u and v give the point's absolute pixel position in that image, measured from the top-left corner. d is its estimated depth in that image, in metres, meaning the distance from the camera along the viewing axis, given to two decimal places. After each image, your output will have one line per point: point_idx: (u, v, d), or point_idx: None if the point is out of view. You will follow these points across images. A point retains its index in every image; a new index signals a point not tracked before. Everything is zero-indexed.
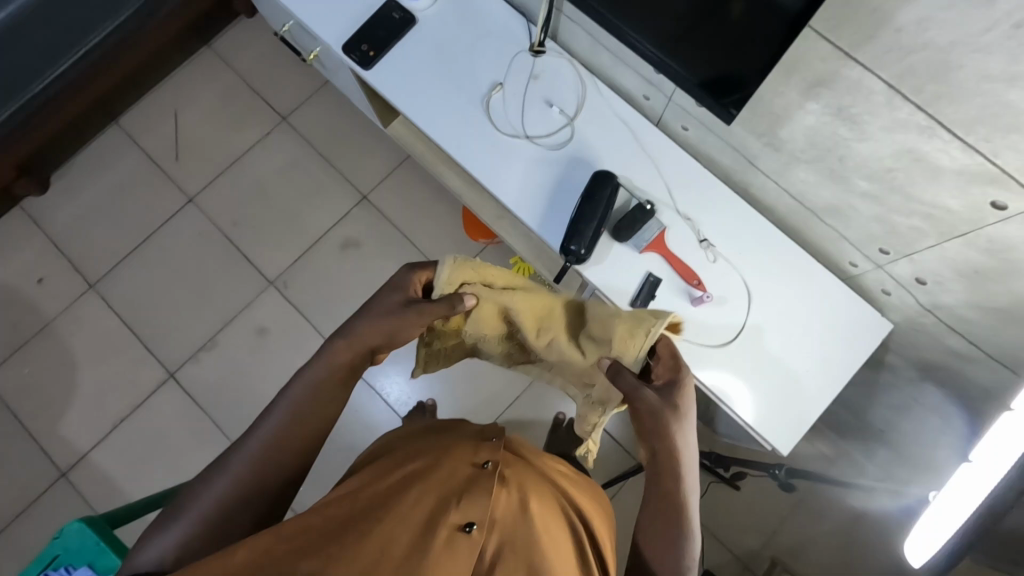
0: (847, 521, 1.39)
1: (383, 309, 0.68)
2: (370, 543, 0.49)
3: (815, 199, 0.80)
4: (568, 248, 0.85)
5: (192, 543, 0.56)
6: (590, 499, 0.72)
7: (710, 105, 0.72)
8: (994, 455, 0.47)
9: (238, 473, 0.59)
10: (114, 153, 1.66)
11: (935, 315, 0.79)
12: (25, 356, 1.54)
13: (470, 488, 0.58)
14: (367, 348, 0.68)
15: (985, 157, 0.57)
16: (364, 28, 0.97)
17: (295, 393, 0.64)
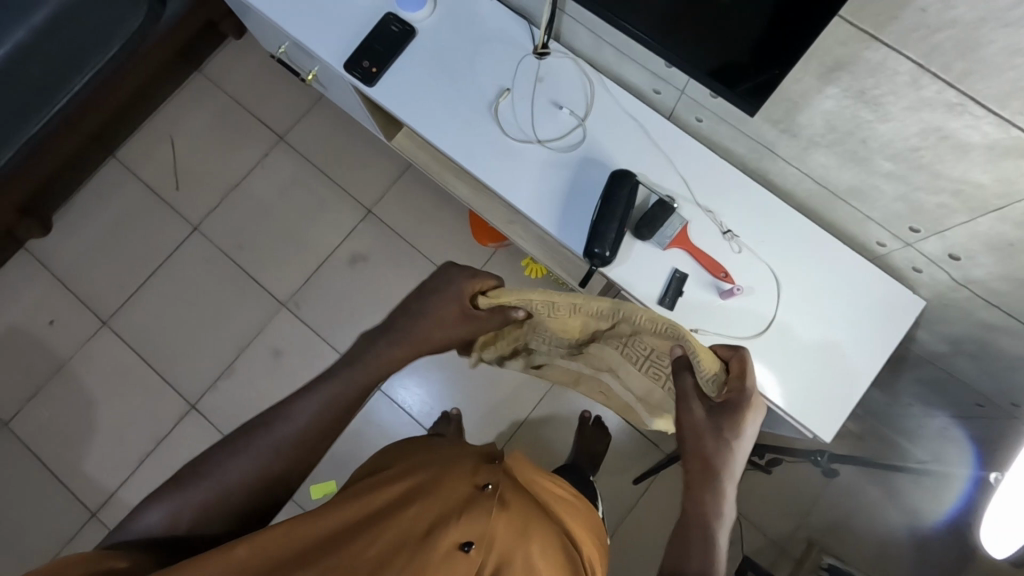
0: (880, 497, 1.39)
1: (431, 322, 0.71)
2: (367, 556, 0.50)
3: (838, 182, 0.79)
4: (591, 250, 0.84)
5: (193, 511, 0.61)
6: (584, 526, 0.72)
7: (725, 94, 0.70)
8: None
9: (259, 451, 0.64)
10: (114, 187, 1.64)
11: (967, 290, 0.79)
12: (43, 398, 1.52)
13: (470, 505, 0.57)
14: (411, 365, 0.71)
15: (1019, 131, 0.56)
16: (364, 44, 0.95)
17: (331, 389, 0.68)
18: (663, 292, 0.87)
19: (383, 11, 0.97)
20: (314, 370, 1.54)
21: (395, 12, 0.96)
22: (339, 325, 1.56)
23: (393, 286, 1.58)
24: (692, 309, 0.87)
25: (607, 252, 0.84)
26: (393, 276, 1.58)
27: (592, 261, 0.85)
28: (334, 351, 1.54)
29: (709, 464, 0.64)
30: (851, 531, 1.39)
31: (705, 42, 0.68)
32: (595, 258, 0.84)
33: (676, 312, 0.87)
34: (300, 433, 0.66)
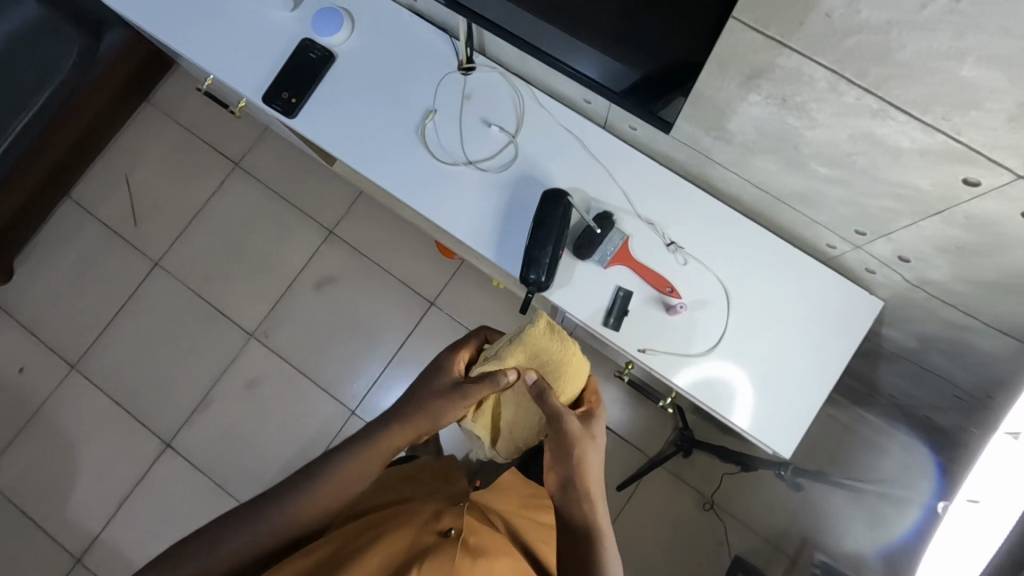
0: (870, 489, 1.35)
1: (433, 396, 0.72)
2: None
3: (779, 187, 0.74)
4: (528, 277, 0.80)
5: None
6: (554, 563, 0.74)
7: (643, 116, 0.70)
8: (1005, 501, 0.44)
9: (272, 523, 0.68)
10: (73, 229, 1.62)
11: (924, 291, 0.74)
12: (19, 448, 1.51)
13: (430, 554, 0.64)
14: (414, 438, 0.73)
15: (948, 136, 0.50)
16: (282, 75, 0.91)
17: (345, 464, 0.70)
18: (607, 312, 0.83)
19: (300, 38, 0.92)
20: (287, 399, 1.51)
21: (313, 38, 0.91)
22: (310, 351, 1.53)
23: (362, 307, 1.55)
24: (639, 327, 0.83)
25: (543, 278, 0.80)
26: (362, 297, 1.55)
27: (529, 288, 0.82)
28: (306, 378, 1.51)
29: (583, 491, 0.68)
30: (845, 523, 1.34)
31: (615, 58, 0.65)
32: (532, 285, 0.81)
33: (622, 332, 0.83)
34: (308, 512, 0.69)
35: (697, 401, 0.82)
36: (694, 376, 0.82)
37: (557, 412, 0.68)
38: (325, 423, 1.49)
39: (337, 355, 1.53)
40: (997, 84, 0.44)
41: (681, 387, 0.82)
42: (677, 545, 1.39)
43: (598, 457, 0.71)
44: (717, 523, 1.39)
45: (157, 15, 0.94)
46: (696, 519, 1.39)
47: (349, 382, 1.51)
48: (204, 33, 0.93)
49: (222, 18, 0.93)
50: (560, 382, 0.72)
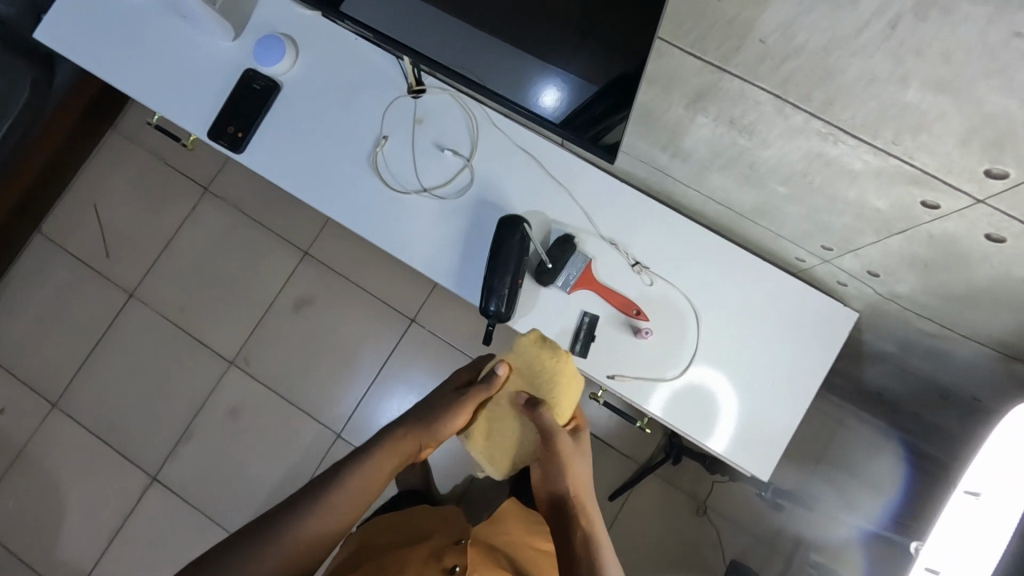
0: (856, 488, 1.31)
1: (442, 405, 0.74)
2: None
3: (741, 203, 0.71)
4: (488, 309, 0.78)
5: None
6: None
7: (579, 142, 0.66)
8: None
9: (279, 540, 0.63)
10: (45, 264, 1.59)
11: (896, 302, 0.71)
12: (6, 489, 1.50)
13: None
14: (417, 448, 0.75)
15: (901, 159, 0.47)
16: (227, 108, 0.87)
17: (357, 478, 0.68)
18: (573, 338, 0.81)
19: (243, 68, 0.89)
20: (271, 425, 1.49)
21: (256, 68, 0.88)
22: (291, 375, 1.51)
23: (341, 327, 1.52)
24: (607, 352, 0.81)
25: (502, 310, 0.78)
26: (340, 317, 1.52)
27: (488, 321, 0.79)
28: (289, 402, 1.49)
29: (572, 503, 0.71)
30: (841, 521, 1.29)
31: (559, 81, 0.62)
32: (493, 317, 0.78)
33: (590, 358, 0.80)
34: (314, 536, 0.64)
35: (671, 426, 0.79)
36: (666, 400, 0.79)
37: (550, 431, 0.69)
38: (310, 447, 1.47)
39: (318, 378, 1.50)
40: (944, 108, 0.41)
41: (654, 411, 0.79)
42: (672, 553, 1.35)
43: (586, 469, 0.73)
44: (711, 528, 1.36)
45: (94, 53, 0.91)
46: (690, 525, 1.36)
47: (332, 404, 1.49)
48: (144, 69, 0.90)
49: (161, 52, 0.90)
50: (560, 403, 0.72)
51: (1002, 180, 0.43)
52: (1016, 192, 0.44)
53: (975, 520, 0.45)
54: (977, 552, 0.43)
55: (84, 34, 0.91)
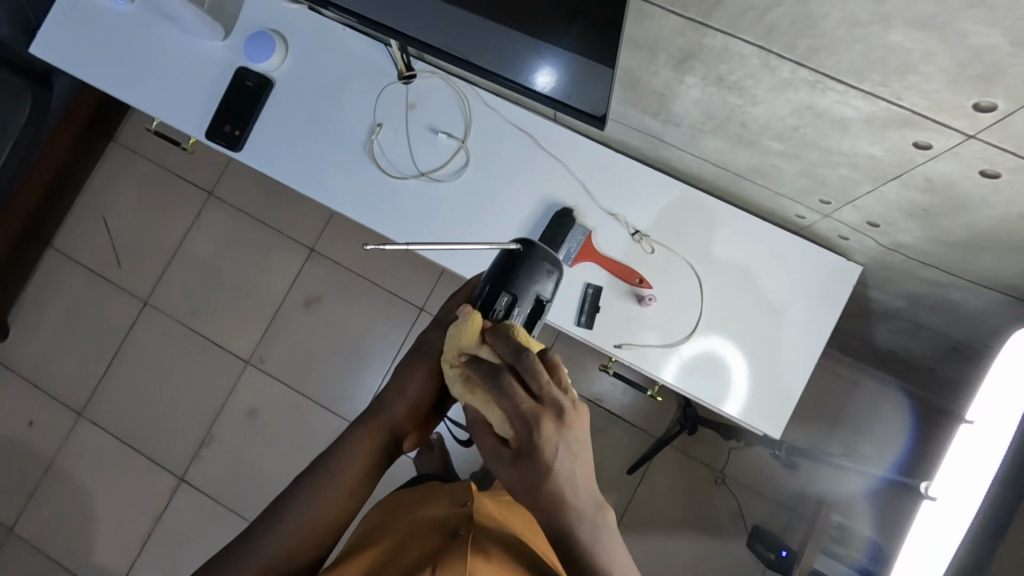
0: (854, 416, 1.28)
1: (405, 379, 0.69)
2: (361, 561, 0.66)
3: (736, 163, 0.71)
4: (455, 385, 0.69)
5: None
6: None
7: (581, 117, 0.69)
8: (963, 502, 0.50)
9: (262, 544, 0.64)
10: (59, 279, 1.62)
11: (899, 253, 0.71)
12: (40, 499, 1.54)
13: (442, 552, 0.62)
14: (392, 436, 0.69)
15: (890, 102, 0.47)
16: (222, 108, 0.88)
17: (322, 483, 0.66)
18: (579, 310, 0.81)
19: (236, 67, 0.90)
20: (291, 421, 1.51)
21: (248, 66, 0.89)
22: (306, 372, 1.53)
23: (351, 321, 1.54)
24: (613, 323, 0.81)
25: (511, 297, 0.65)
26: (350, 312, 1.54)
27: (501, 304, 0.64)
28: (306, 398, 1.52)
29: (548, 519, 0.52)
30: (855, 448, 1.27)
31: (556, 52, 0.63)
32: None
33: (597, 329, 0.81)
34: (300, 536, 0.64)
35: (683, 392, 0.80)
36: (675, 366, 0.80)
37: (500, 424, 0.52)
38: (330, 442, 1.49)
39: (333, 373, 1.52)
40: (928, 46, 0.41)
41: (665, 379, 0.80)
42: (692, 524, 1.36)
43: (573, 475, 0.52)
44: (729, 495, 1.37)
45: (86, 64, 0.92)
46: (707, 494, 1.37)
47: (349, 398, 1.51)
48: (136, 75, 0.91)
49: (152, 58, 0.91)
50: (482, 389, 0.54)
51: (993, 113, 0.44)
52: (1008, 124, 0.44)
53: (975, 441, 0.51)
54: (976, 474, 0.50)
55: (75, 45, 0.92)
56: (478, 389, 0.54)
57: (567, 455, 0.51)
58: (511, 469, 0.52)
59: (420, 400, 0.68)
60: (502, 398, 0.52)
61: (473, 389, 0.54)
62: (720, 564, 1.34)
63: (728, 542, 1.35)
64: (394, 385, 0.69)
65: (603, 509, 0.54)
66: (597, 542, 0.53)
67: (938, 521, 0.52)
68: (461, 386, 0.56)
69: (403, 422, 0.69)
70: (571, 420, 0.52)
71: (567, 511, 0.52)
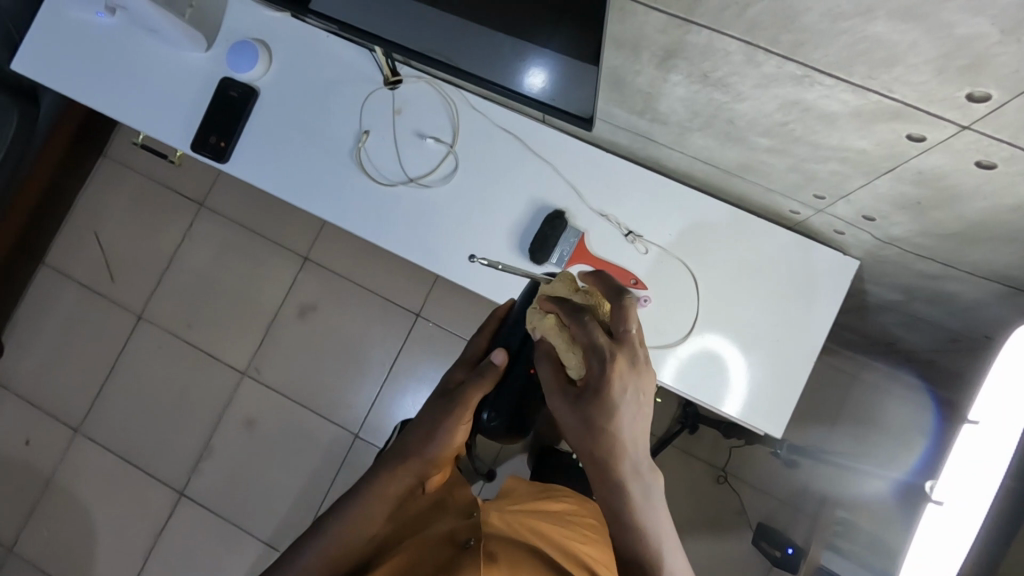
0: (866, 403, 1.27)
1: (434, 416, 0.67)
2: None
3: (726, 160, 0.70)
4: (482, 417, 0.73)
5: None
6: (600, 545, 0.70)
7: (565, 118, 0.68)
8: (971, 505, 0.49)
9: None
10: (52, 295, 1.61)
11: (895, 246, 0.70)
12: (39, 518, 1.53)
13: (469, 537, 0.56)
14: (418, 477, 0.66)
15: (879, 94, 0.46)
16: (206, 119, 0.87)
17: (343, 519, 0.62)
18: None
19: (219, 78, 0.89)
20: (289, 431, 1.50)
21: (231, 76, 0.88)
22: (302, 381, 1.52)
23: (347, 328, 1.52)
24: None
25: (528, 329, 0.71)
26: (345, 320, 1.53)
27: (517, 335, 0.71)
28: (303, 408, 1.51)
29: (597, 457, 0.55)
30: (866, 436, 1.26)
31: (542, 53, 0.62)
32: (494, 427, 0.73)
33: None
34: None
35: (681, 393, 0.79)
36: (673, 366, 0.79)
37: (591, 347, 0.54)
38: (329, 451, 1.48)
39: (330, 381, 1.51)
40: (915, 37, 0.40)
41: (663, 381, 0.79)
42: (696, 523, 1.35)
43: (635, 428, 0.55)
44: (733, 493, 1.35)
45: (68, 79, 0.91)
46: (710, 493, 1.36)
47: (346, 406, 1.50)
48: (119, 89, 0.90)
49: (135, 71, 0.90)
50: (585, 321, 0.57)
51: (985, 103, 0.43)
52: (1000, 113, 0.43)
53: (979, 441, 0.51)
54: (982, 471, 0.49)
55: (56, 61, 0.91)
56: (553, 321, 0.58)
57: (631, 405, 0.54)
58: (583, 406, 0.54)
59: (452, 439, 0.66)
60: (583, 333, 0.54)
61: (560, 327, 0.57)
62: (725, 563, 1.33)
63: (732, 541, 1.33)
64: (423, 429, 0.67)
65: (652, 467, 0.58)
66: (645, 500, 0.57)
67: (945, 523, 0.51)
68: (550, 321, 0.58)
69: (430, 467, 0.66)
70: (640, 369, 0.55)
71: (627, 459, 0.55)
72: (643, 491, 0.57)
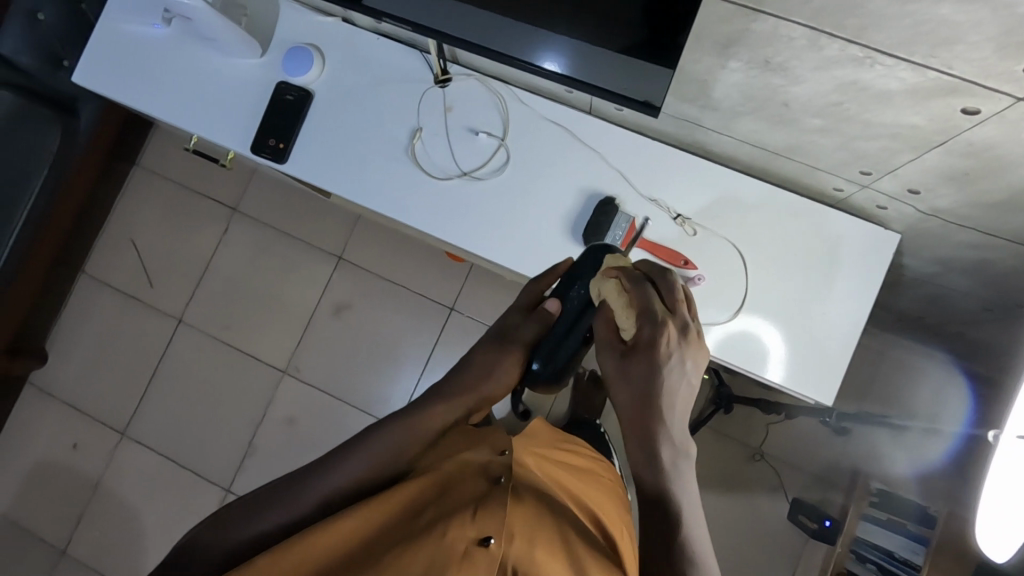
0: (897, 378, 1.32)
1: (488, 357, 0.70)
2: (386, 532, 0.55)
3: (774, 142, 0.74)
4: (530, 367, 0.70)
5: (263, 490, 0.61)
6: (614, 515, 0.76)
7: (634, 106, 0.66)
8: None
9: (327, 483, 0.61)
10: (93, 302, 1.65)
11: (937, 218, 0.74)
12: (90, 519, 1.57)
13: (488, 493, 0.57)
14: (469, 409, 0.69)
15: (938, 72, 0.50)
16: (265, 122, 0.91)
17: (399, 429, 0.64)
18: None
19: (274, 82, 0.93)
20: (330, 427, 1.54)
21: (287, 80, 0.92)
22: (341, 378, 1.56)
23: (383, 325, 1.56)
24: None
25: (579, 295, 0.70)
26: (381, 317, 1.57)
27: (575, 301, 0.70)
28: (343, 403, 1.55)
29: (643, 407, 0.56)
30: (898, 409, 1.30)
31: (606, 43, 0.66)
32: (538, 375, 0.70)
33: None
34: (350, 489, 0.61)
35: (730, 365, 0.82)
36: (723, 341, 0.82)
37: (649, 306, 0.58)
38: None
39: (368, 376, 1.55)
40: (980, 16, 0.44)
41: (710, 354, 0.83)
42: (734, 500, 1.39)
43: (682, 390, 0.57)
44: (768, 470, 1.39)
45: (127, 88, 0.95)
46: (745, 471, 1.40)
47: (386, 400, 1.54)
48: (177, 95, 0.94)
49: (191, 78, 0.94)
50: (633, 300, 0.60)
51: None
52: None
53: None
54: None
55: (114, 72, 0.95)
56: (620, 285, 0.61)
57: (677, 371, 0.57)
58: (638, 359, 0.57)
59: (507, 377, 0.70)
60: (639, 298, 0.59)
61: (622, 288, 0.61)
62: (763, 539, 1.36)
63: (769, 517, 1.37)
64: (479, 367, 0.69)
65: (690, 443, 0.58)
66: (684, 494, 0.56)
67: None
68: (611, 286, 0.62)
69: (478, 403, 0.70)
70: (690, 343, 0.58)
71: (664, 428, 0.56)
72: (678, 462, 0.56)
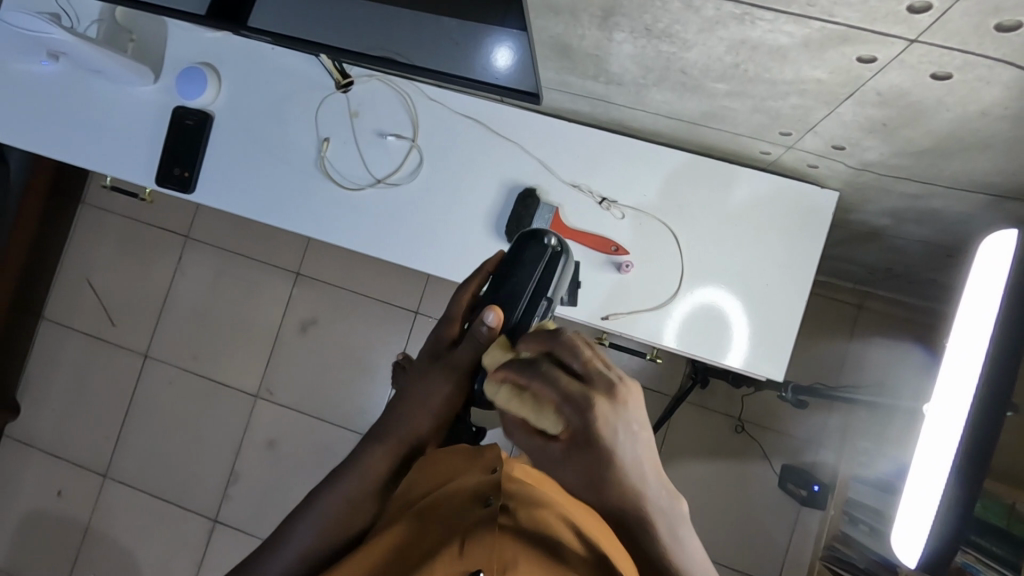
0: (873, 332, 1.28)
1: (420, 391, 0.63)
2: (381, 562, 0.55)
3: (688, 111, 0.69)
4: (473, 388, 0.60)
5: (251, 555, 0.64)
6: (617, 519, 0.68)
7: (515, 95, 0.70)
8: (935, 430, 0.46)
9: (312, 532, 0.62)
10: (56, 348, 1.63)
11: (872, 172, 0.69)
12: (84, 564, 1.56)
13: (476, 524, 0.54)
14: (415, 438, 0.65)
15: (823, 21, 0.45)
16: (166, 152, 0.87)
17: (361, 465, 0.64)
18: None
19: (172, 107, 0.88)
20: (309, 446, 1.52)
21: (184, 104, 0.87)
22: (316, 395, 1.53)
23: (349, 336, 1.53)
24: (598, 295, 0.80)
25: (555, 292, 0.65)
26: (347, 329, 1.53)
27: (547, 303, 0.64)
28: (319, 420, 1.52)
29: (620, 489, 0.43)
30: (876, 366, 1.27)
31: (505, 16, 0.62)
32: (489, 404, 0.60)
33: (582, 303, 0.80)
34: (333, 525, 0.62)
35: (683, 352, 0.78)
36: (667, 325, 0.78)
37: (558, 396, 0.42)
38: None
39: (342, 391, 1.52)
40: None
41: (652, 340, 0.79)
42: (723, 475, 1.35)
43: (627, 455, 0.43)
44: (753, 440, 1.36)
45: (19, 131, 0.90)
46: (732, 443, 1.36)
47: (362, 413, 1.51)
48: (73, 132, 0.89)
49: (89, 114, 0.89)
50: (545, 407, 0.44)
51: (928, 13, 0.41)
52: (946, 22, 0.41)
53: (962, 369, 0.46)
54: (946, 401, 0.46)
55: (8, 117, 0.90)
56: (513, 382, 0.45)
57: (624, 439, 0.42)
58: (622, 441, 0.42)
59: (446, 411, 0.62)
60: (545, 389, 0.42)
61: (520, 393, 0.44)
62: (756, 509, 1.34)
63: (761, 487, 1.34)
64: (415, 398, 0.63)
65: (677, 499, 0.47)
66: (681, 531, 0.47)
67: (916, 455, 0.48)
68: (505, 392, 0.45)
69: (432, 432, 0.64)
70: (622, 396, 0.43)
71: (640, 495, 0.44)
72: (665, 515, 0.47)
